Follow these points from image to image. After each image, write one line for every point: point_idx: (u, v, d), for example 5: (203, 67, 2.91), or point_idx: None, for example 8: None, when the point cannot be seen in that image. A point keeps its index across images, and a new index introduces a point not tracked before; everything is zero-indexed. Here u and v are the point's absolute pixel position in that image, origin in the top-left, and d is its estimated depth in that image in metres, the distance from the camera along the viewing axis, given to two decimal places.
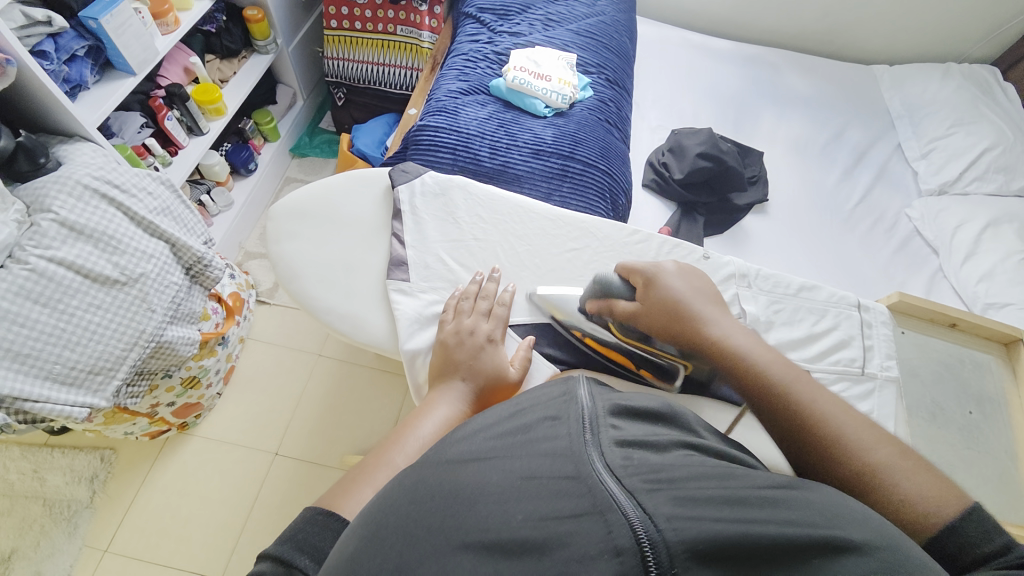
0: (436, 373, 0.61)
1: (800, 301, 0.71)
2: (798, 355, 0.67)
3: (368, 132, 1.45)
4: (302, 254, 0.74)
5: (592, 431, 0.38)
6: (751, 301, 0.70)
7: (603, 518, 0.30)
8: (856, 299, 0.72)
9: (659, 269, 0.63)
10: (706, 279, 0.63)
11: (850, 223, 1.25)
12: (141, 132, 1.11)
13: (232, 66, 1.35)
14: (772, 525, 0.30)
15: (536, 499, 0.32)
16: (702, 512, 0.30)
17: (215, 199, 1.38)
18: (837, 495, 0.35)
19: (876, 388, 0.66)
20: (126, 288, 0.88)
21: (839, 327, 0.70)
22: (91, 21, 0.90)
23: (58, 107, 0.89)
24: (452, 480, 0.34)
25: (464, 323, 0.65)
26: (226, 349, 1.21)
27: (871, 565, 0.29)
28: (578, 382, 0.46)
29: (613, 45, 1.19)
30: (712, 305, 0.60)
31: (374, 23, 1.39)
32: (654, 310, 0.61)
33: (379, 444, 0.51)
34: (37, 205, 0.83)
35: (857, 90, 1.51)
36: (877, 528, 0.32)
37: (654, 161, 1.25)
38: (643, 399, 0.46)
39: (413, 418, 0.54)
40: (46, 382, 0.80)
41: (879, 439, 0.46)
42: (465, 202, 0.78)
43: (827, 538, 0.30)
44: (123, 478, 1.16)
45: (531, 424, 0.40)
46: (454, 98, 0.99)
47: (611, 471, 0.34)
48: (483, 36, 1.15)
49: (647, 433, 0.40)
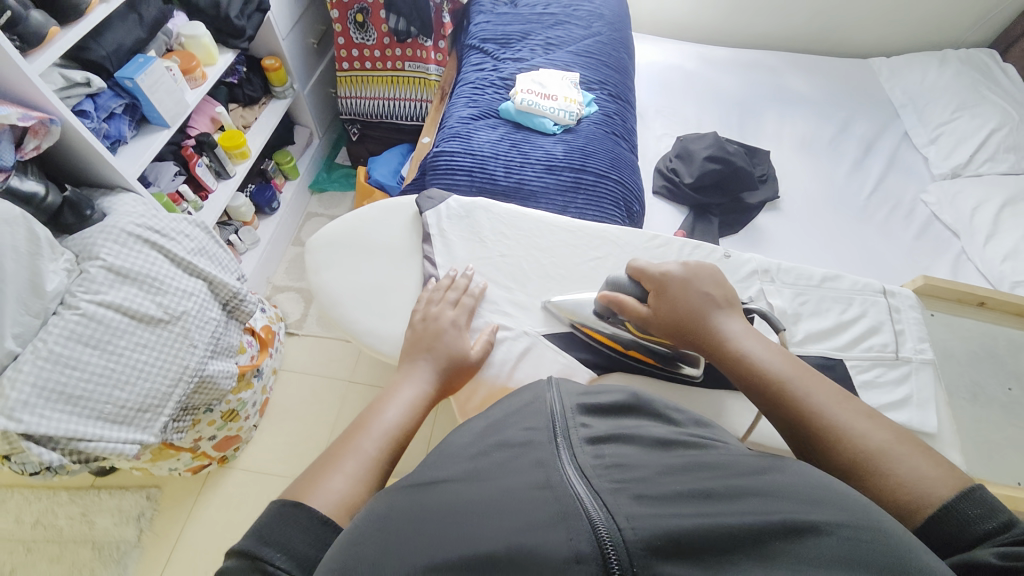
0: (402, 357, 0.64)
1: (825, 292, 0.72)
2: (829, 346, 0.67)
3: (383, 162, 1.51)
4: (339, 282, 0.77)
5: (564, 436, 0.40)
6: (776, 294, 0.71)
7: (567, 523, 0.31)
8: (881, 285, 0.72)
9: (669, 270, 0.66)
10: (720, 275, 0.66)
11: (866, 213, 1.26)
12: (175, 180, 1.17)
13: (253, 112, 1.43)
14: (733, 515, 0.32)
15: (505, 511, 0.32)
16: (663, 510, 0.32)
17: (242, 238, 1.44)
18: (809, 477, 0.36)
19: (913, 371, 0.66)
20: (169, 326, 0.93)
21: (867, 314, 0.70)
22: (127, 80, 0.98)
23: (100, 161, 0.96)
24: (433, 497, 0.35)
25: (431, 310, 0.69)
26: (261, 381, 1.25)
27: (836, 546, 0.30)
28: (547, 389, 0.49)
29: (612, 62, 1.24)
30: (720, 304, 0.63)
31: (383, 62, 1.46)
32: (662, 316, 0.64)
33: (346, 430, 0.54)
34: (84, 253, 0.89)
35: (859, 83, 1.53)
36: (844, 510, 0.33)
37: (663, 167, 1.28)
38: (608, 395, 0.49)
39: (379, 402, 0.57)
40: (99, 421, 0.85)
41: (874, 427, 0.50)
42: (491, 222, 0.82)
43: (789, 524, 0.31)
44: (169, 515, 1.19)
45: (508, 439, 0.41)
46: (466, 124, 1.03)
47: (581, 475, 0.35)
48: (488, 64, 1.20)
49: (615, 428, 0.43)
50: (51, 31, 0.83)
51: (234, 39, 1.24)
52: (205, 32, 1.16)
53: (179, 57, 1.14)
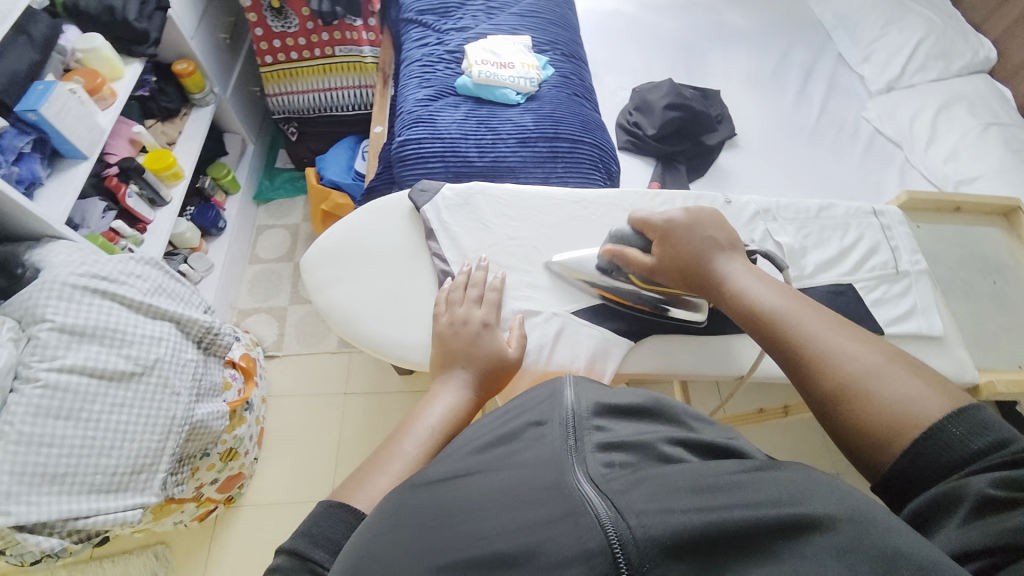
0: (436, 366, 0.60)
1: (823, 222, 0.75)
2: (837, 273, 0.71)
3: (333, 160, 1.41)
4: (351, 297, 0.73)
5: (575, 437, 0.37)
6: (781, 232, 0.74)
7: (575, 523, 0.30)
8: (872, 207, 0.76)
9: (673, 219, 0.66)
10: (724, 221, 0.66)
11: (817, 137, 1.31)
12: (106, 216, 1.05)
13: (176, 126, 1.29)
14: (736, 511, 0.30)
15: (510, 512, 0.32)
16: (673, 503, 0.31)
17: (193, 266, 1.32)
18: (814, 471, 0.34)
19: (913, 283, 0.71)
20: (144, 378, 0.84)
21: (863, 237, 0.74)
22: (30, 112, 0.85)
23: (20, 210, 0.84)
24: (440, 498, 0.34)
25: (457, 313, 0.65)
26: (254, 413, 1.18)
27: (836, 542, 0.28)
28: (563, 380, 0.44)
29: (558, 19, 1.19)
30: (722, 248, 0.64)
31: (310, 50, 1.34)
32: (665, 260, 0.65)
33: (387, 437, 0.50)
34: (28, 317, 0.78)
35: (790, 11, 1.57)
36: (848, 499, 0.31)
37: (624, 122, 1.27)
38: (631, 394, 0.44)
39: (418, 408, 0.54)
40: (91, 495, 0.77)
41: (863, 350, 0.48)
42: (489, 205, 0.79)
43: (792, 519, 0.29)
44: (184, 569, 1.13)
45: (516, 432, 0.39)
46: (425, 106, 0.98)
47: (591, 480, 0.33)
48: (431, 38, 1.13)
49: (637, 432, 0.39)
50: None
51: (139, 45, 1.09)
52: (104, 43, 1.02)
53: (79, 74, 0.99)
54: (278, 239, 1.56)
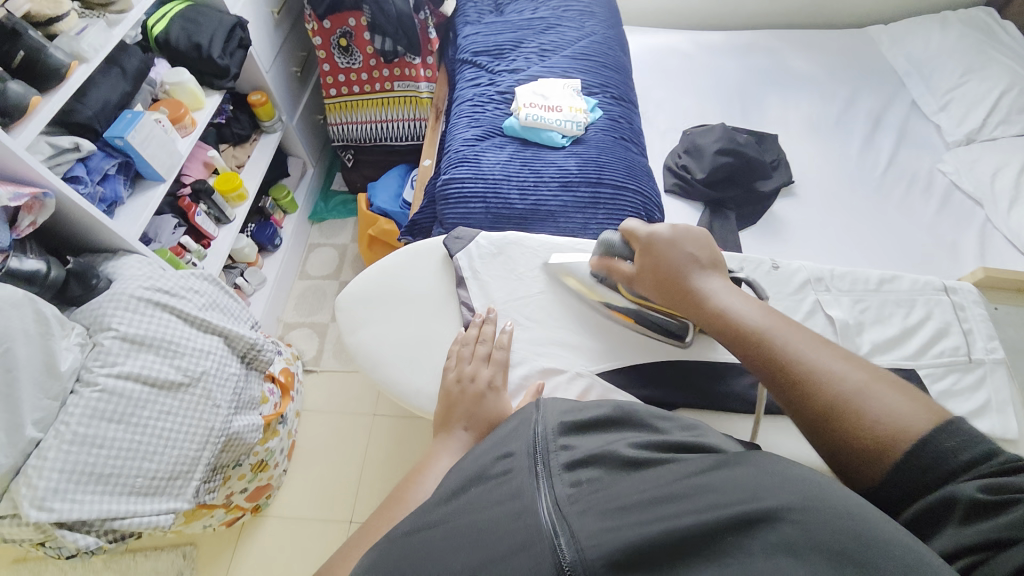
0: (440, 424, 0.62)
1: (884, 296, 0.74)
2: (901, 355, 0.69)
3: (383, 188, 1.47)
4: (380, 338, 0.75)
5: (542, 460, 0.44)
6: (835, 304, 0.73)
7: (529, 552, 0.35)
8: (942, 283, 0.74)
9: (653, 234, 0.68)
10: (701, 238, 0.68)
11: (884, 190, 1.22)
12: (176, 232, 1.14)
13: (245, 150, 1.39)
14: (688, 516, 0.35)
15: (474, 551, 0.36)
16: (623, 520, 0.36)
17: (248, 279, 1.41)
18: (783, 469, 0.39)
19: (987, 374, 0.67)
20: (190, 388, 0.89)
21: (933, 316, 0.72)
22: (117, 139, 0.95)
23: (99, 226, 0.92)
24: (409, 551, 0.37)
25: (465, 369, 0.66)
26: (287, 427, 1.22)
27: (785, 534, 0.33)
28: (531, 411, 0.52)
29: (610, 62, 1.20)
30: (703, 265, 0.66)
31: (372, 84, 1.43)
32: (647, 273, 0.68)
33: (383, 502, 0.52)
34: (96, 324, 0.85)
35: (858, 56, 1.50)
36: (801, 491, 0.36)
37: (672, 164, 1.25)
38: (595, 407, 0.52)
39: (418, 472, 0.55)
40: (131, 497, 0.82)
41: (848, 368, 0.51)
42: (523, 257, 0.80)
43: (740, 517, 0.35)
44: (207, 572, 1.16)
45: (487, 468, 0.45)
46: (472, 146, 1.02)
47: (555, 505, 0.38)
48: (484, 78, 1.17)
49: (599, 444, 0.46)
50: (32, 100, 0.80)
51: (220, 79, 1.20)
52: (190, 77, 1.13)
53: (166, 105, 1.10)
54: (326, 257, 1.63)
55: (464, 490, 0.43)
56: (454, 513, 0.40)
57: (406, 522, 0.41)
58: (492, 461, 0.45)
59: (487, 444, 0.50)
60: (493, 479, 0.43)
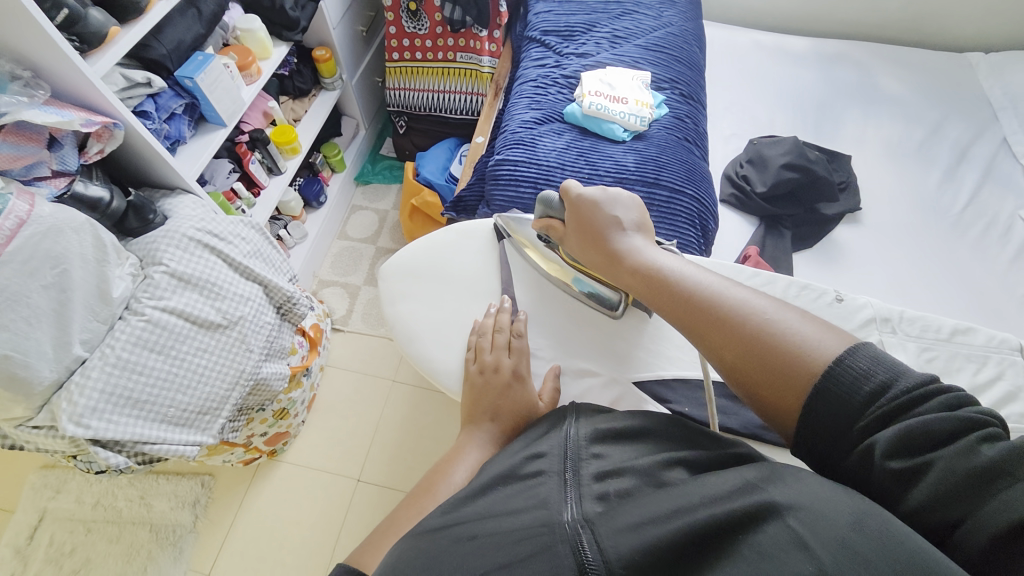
0: (466, 415, 0.62)
1: (953, 347, 0.72)
2: None
3: (431, 158, 1.46)
4: (416, 315, 0.75)
5: (573, 470, 0.43)
6: (898, 348, 0.71)
7: (551, 552, 0.35)
8: (1019, 343, 0.72)
9: (580, 200, 0.70)
10: (627, 202, 0.70)
11: (959, 228, 1.13)
12: (230, 177, 1.17)
13: (303, 104, 1.41)
14: (700, 512, 0.35)
15: (500, 548, 0.36)
16: (644, 525, 0.35)
17: (291, 232, 1.44)
18: (803, 475, 0.36)
19: None
20: (226, 330, 0.92)
21: (1003, 376, 0.70)
22: (187, 80, 0.97)
23: (161, 162, 0.95)
24: (433, 546, 0.37)
25: (487, 360, 0.65)
26: (311, 380, 1.26)
27: (793, 529, 0.31)
28: (566, 415, 0.51)
29: (684, 57, 1.14)
30: (628, 225, 0.68)
31: (435, 52, 1.41)
32: (578, 240, 0.70)
33: (412, 493, 0.52)
34: (148, 258, 0.89)
35: (953, 80, 1.39)
36: (814, 492, 0.34)
37: (732, 173, 1.19)
38: (628, 417, 0.50)
39: (447, 463, 0.56)
40: (163, 424, 0.86)
41: (769, 308, 0.53)
42: None
43: (749, 514, 0.33)
44: (222, 504, 1.22)
45: (516, 469, 0.44)
46: (529, 129, 0.99)
47: (583, 515, 0.38)
48: (550, 60, 1.13)
49: (633, 456, 0.45)
50: (111, 31, 0.83)
51: (289, 31, 1.21)
52: (261, 26, 1.14)
53: (235, 52, 1.12)
54: (367, 221, 1.65)
55: (490, 489, 0.43)
56: (479, 514, 0.40)
57: (430, 517, 0.41)
58: (522, 461, 0.45)
59: (515, 445, 0.49)
60: (521, 481, 0.43)
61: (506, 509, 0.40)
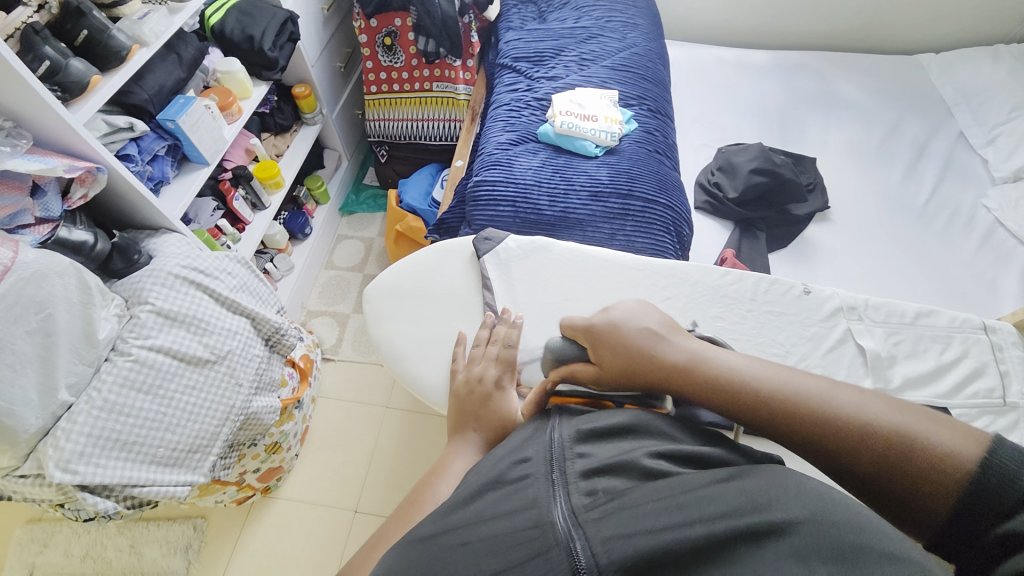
0: (452, 427, 0.62)
1: (921, 330, 0.75)
2: (933, 392, 0.70)
3: (414, 185, 1.50)
4: (402, 333, 0.76)
5: (560, 470, 0.43)
6: (868, 334, 0.74)
7: (545, 558, 0.36)
8: (982, 322, 0.75)
9: (605, 319, 0.66)
10: (646, 309, 0.67)
11: (924, 220, 1.18)
12: (215, 214, 1.19)
13: (285, 140, 1.44)
14: (698, 526, 0.35)
15: (494, 554, 0.36)
16: (636, 528, 0.36)
17: (277, 265, 1.45)
18: (804, 482, 0.38)
19: (1021, 419, 0.69)
20: (215, 366, 0.92)
21: (970, 355, 0.73)
22: (168, 121, 0.99)
23: (144, 203, 0.97)
24: (425, 556, 0.37)
25: (474, 371, 0.67)
26: (302, 411, 1.25)
27: (794, 544, 0.33)
28: (551, 418, 0.52)
29: (650, 75, 1.20)
30: (665, 335, 0.63)
31: (411, 83, 1.46)
32: (620, 367, 0.62)
33: (402, 505, 0.52)
34: (134, 298, 0.89)
35: (905, 82, 1.47)
36: (814, 503, 0.35)
37: (704, 181, 1.24)
38: (611, 417, 0.51)
39: (434, 475, 0.55)
40: (152, 466, 0.85)
41: (876, 406, 0.50)
42: (550, 263, 0.81)
43: (751, 527, 0.34)
44: (215, 545, 1.19)
45: (505, 473, 0.45)
46: (505, 150, 1.03)
47: (573, 514, 0.38)
48: (522, 84, 1.18)
49: (616, 454, 0.45)
50: (93, 79, 0.85)
51: (268, 70, 1.24)
52: (241, 67, 1.18)
53: (216, 93, 1.15)
54: (353, 249, 1.66)
55: (480, 495, 0.43)
56: (469, 520, 0.40)
57: (422, 526, 0.41)
58: (509, 466, 0.45)
59: (501, 451, 0.50)
60: (509, 486, 0.43)
61: (496, 513, 0.40)
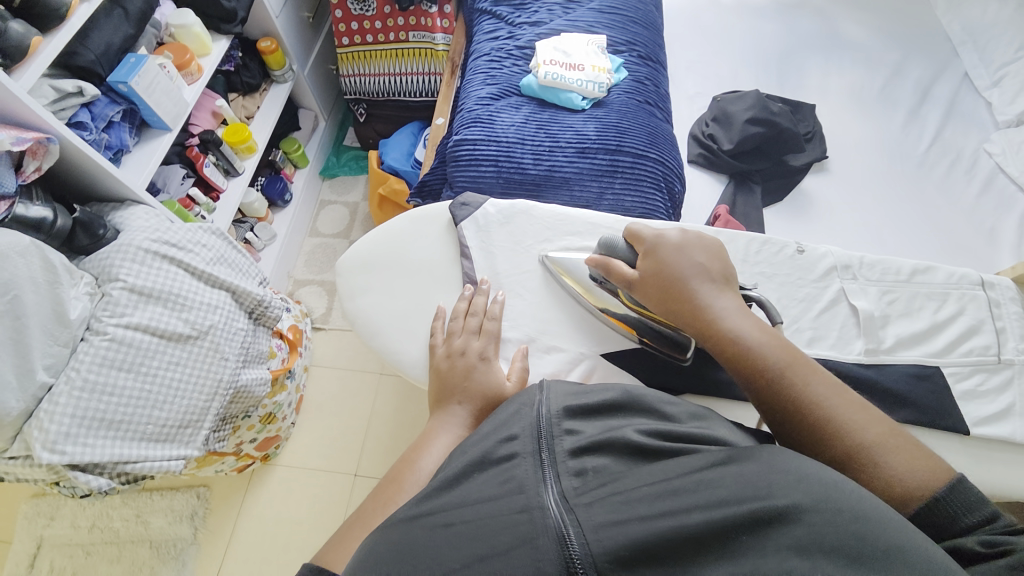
0: (434, 400, 0.61)
1: (915, 287, 0.74)
2: (925, 350, 0.70)
3: (395, 145, 1.42)
4: (379, 308, 0.74)
5: (548, 449, 0.42)
6: (860, 293, 0.73)
7: (532, 546, 0.33)
8: (979, 278, 0.74)
9: (661, 237, 0.64)
10: (713, 247, 0.63)
11: (924, 168, 1.14)
12: (184, 183, 1.12)
13: (255, 100, 1.35)
14: (695, 513, 0.33)
15: (479, 539, 0.35)
16: (629, 516, 0.34)
17: (258, 235, 1.40)
18: (807, 467, 0.36)
19: (1014, 375, 0.69)
20: (197, 341, 0.90)
21: (965, 311, 0.72)
22: (122, 84, 0.92)
23: (106, 174, 0.91)
24: (407, 539, 0.36)
25: (455, 344, 0.65)
26: (295, 381, 1.24)
27: (797, 535, 0.31)
28: (537, 392, 0.51)
29: (640, 17, 1.11)
30: (714, 276, 0.60)
31: (386, 33, 1.35)
32: (650, 280, 0.62)
33: (380, 484, 0.52)
34: (104, 275, 0.86)
35: (910, 20, 1.38)
36: (816, 489, 0.34)
37: (698, 133, 1.18)
38: (597, 393, 0.50)
39: (414, 452, 0.54)
40: (142, 442, 0.84)
41: (866, 419, 0.47)
42: (533, 228, 0.77)
43: (750, 517, 0.33)
44: (220, 513, 1.22)
45: (490, 452, 0.44)
46: (486, 105, 0.97)
47: (562, 497, 0.37)
48: (503, 31, 1.09)
49: (603, 431, 0.45)
50: (32, 41, 0.77)
51: (227, 23, 1.15)
52: (196, 20, 1.08)
53: (171, 50, 1.06)
54: (337, 215, 1.61)
55: (464, 476, 0.42)
56: (454, 503, 0.39)
57: (404, 508, 0.40)
58: (494, 445, 0.44)
59: (486, 428, 0.49)
60: (495, 465, 0.42)
61: (483, 495, 0.39)
